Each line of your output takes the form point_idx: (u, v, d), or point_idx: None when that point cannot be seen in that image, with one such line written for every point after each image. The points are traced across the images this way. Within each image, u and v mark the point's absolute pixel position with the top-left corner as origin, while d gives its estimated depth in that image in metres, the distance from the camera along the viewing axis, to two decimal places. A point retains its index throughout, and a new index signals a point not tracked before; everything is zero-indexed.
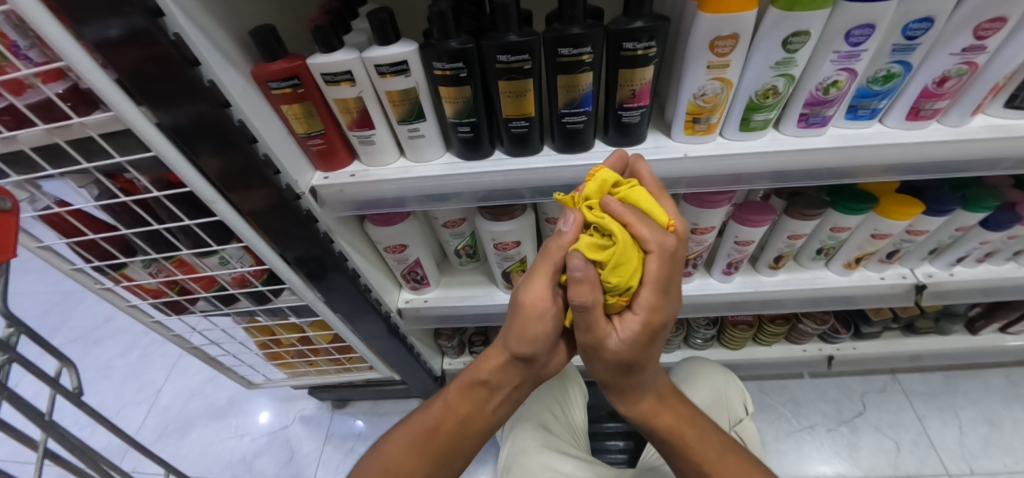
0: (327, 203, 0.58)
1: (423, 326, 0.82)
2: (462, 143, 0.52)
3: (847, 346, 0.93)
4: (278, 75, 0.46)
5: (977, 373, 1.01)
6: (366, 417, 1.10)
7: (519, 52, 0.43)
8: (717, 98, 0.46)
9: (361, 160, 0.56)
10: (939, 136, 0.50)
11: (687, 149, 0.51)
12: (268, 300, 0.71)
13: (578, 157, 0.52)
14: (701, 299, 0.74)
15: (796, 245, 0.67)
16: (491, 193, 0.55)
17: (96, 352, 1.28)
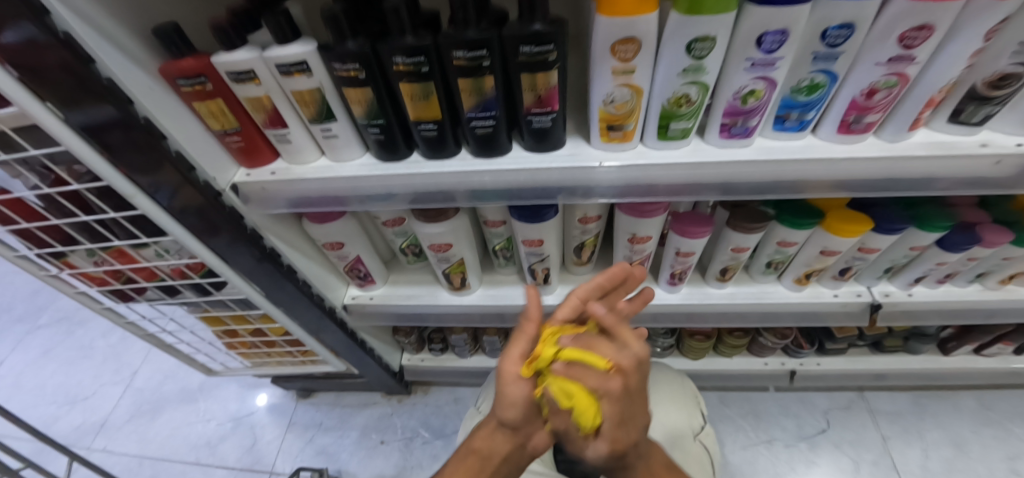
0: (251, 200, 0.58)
1: (371, 323, 0.82)
2: (376, 144, 0.51)
3: (810, 360, 0.90)
4: (185, 72, 0.46)
5: (950, 394, 0.96)
6: (328, 408, 1.11)
7: (415, 54, 0.42)
8: (629, 106, 0.44)
9: (282, 159, 0.55)
10: (873, 151, 0.47)
11: (605, 158, 0.49)
12: (211, 292, 0.72)
13: (495, 162, 0.51)
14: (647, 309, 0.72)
15: (741, 258, 0.65)
16: (411, 196, 0.54)
17: (80, 333, 1.33)
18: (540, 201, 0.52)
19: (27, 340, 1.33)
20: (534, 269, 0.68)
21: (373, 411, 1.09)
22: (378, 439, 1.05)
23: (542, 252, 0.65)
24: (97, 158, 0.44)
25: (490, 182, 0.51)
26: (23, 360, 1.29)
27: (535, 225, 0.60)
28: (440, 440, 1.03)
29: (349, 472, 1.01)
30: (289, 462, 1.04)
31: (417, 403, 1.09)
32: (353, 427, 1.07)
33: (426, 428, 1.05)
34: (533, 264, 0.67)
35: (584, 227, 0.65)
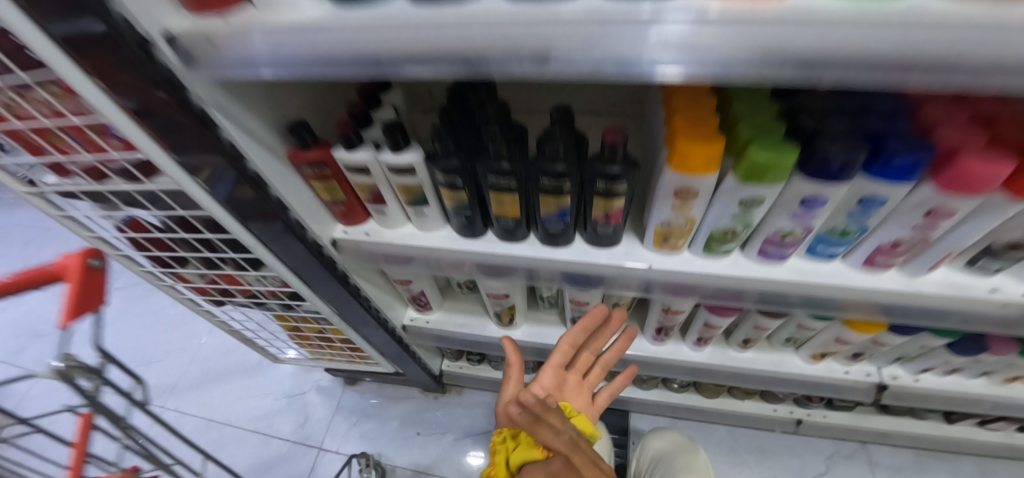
0: (345, 248, 0.67)
1: (422, 340, 0.94)
2: (461, 224, 0.60)
3: (817, 414, 0.97)
4: (315, 159, 0.55)
5: (950, 456, 1.03)
6: (371, 396, 1.25)
7: (505, 176, 0.50)
8: (683, 229, 0.52)
9: (375, 221, 0.65)
10: (899, 285, 0.53)
11: (653, 262, 0.57)
12: (293, 307, 0.83)
13: (555, 251, 0.59)
14: (668, 361, 0.82)
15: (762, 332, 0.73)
16: (480, 266, 0.64)
17: (152, 299, 1.50)
18: (590, 287, 0.62)
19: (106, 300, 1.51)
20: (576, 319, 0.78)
21: (411, 403, 1.23)
22: (415, 430, 1.19)
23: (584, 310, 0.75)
24: (193, 188, 0.46)
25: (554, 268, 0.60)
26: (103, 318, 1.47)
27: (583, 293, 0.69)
28: (469, 439, 1.17)
29: (388, 457, 1.16)
30: (336, 441, 1.19)
31: (450, 403, 1.22)
32: (393, 416, 1.21)
33: (458, 426, 1.19)
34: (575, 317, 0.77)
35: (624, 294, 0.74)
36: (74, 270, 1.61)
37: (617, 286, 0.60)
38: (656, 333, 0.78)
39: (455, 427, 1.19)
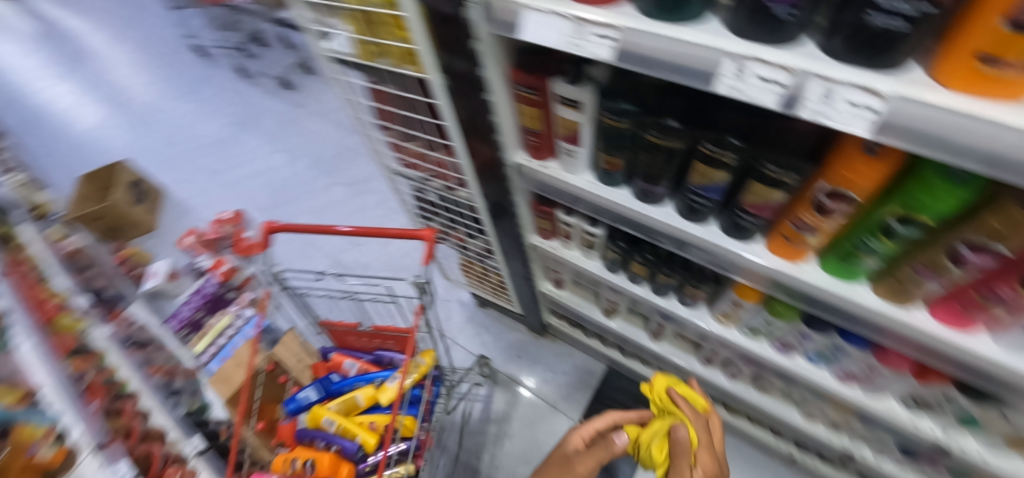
0: (537, 250, 0.98)
1: (548, 301, 1.21)
2: (640, 191, 0.65)
3: (810, 459, 1.14)
4: (546, 210, 0.84)
5: None
6: (485, 312, 1.51)
7: (726, 152, 0.51)
8: (823, 226, 0.51)
9: (559, 163, 0.70)
10: (982, 351, 0.50)
11: (787, 270, 0.59)
12: (457, 207, 0.94)
13: (657, 299, 0.87)
14: (709, 382, 1.06)
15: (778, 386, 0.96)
16: (645, 228, 0.68)
17: (344, 173, 1.91)
18: (734, 275, 0.64)
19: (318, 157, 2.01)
20: (727, 310, 0.79)
21: (515, 331, 1.47)
22: (513, 352, 1.44)
23: (741, 307, 0.75)
24: (419, 22, 0.55)
25: (722, 256, 0.63)
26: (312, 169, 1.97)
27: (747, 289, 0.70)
28: (552, 374, 1.40)
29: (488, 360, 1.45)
30: (452, 334, 1.48)
31: (545, 343, 1.45)
32: (497, 335, 1.47)
33: (546, 362, 1.42)
34: (724, 311, 0.80)
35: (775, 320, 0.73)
36: (285, 142, 2.09)
37: (781, 289, 0.61)
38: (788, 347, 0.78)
39: (545, 363, 1.43)
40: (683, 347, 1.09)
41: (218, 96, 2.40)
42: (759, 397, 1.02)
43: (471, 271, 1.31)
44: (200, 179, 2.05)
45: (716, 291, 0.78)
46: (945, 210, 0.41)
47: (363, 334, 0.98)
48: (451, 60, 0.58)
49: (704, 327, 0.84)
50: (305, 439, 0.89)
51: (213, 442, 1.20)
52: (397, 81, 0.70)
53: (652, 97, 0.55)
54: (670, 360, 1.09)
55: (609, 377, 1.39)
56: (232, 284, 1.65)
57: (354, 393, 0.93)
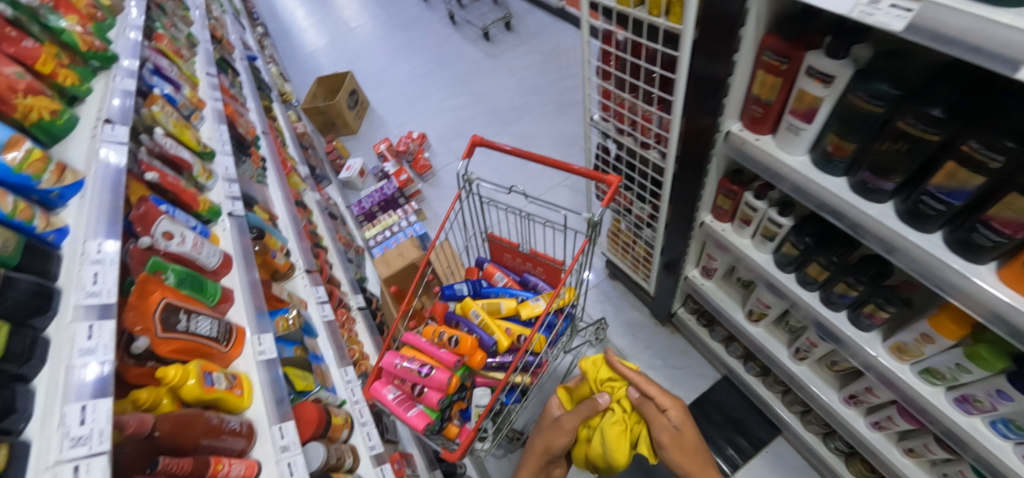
0: (704, 228, 1.00)
1: (688, 287, 1.23)
2: (862, 183, 0.64)
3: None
4: (734, 189, 0.87)
5: None
6: (613, 285, 1.58)
7: (992, 151, 0.48)
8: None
9: (776, 138, 0.72)
10: None
11: (1017, 304, 0.51)
12: (643, 165, 1.00)
13: (823, 309, 0.85)
14: (841, 420, 1.00)
15: (931, 454, 0.86)
16: (850, 223, 0.67)
17: (517, 125, 2.09)
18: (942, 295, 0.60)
19: (496, 105, 2.21)
20: (908, 342, 0.74)
21: (637, 311, 1.51)
22: (627, 328, 1.49)
23: (928, 342, 0.70)
24: None
25: (936, 271, 0.59)
26: (490, 114, 2.18)
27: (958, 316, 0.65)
28: (660, 361, 1.43)
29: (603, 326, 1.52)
30: None
31: (663, 331, 1.47)
32: (617, 309, 1.53)
33: (658, 349, 1.45)
34: (902, 341, 0.75)
35: (967, 367, 0.67)
36: (472, 86, 2.33)
37: (998, 326, 0.54)
38: (969, 404, 0.71)
39: (656, 349, 1.45)
40: (824, 375, 1.03)
41: (426, 36, 2.75)
42: (903, 460, 0.93)
43: (618, 239, 1.38)
44: (397, 101, 2.40)
45: (900, 318, 0.74)
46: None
47: (519, 254, 1.10)
48: (710, 17, 0.63)
49: (869, 351, 0.81)
50: (452, 321, 1.05)
51: (369, 307, 1.46)
52: (641, 33, 0.77)
53: (921, 85, 0.54)
54: (803, 383, 1.04)
55: (719, 387, 1.37)
56: (404, 192, 1.89)
57: (500, 300, 1.07)
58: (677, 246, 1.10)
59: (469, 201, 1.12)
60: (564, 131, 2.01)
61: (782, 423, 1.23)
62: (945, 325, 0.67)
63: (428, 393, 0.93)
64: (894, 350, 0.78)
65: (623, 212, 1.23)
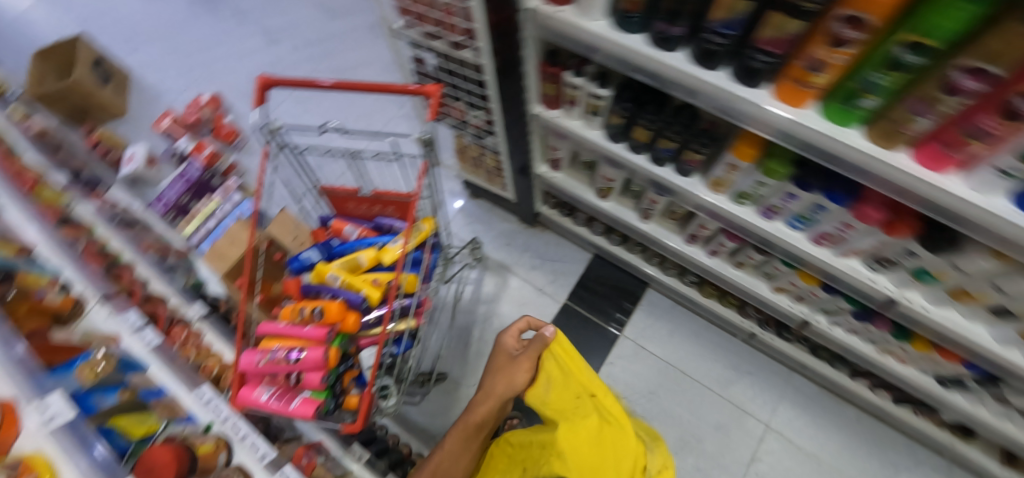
0: (538, 120, 0.99)
1: (543, 186, 1.27)
2: (659, 35, 0.65)
3: (770, 336, 1.25)
4: (553, 72, 0.85)
5: (929, 418, 1.19)
6: (479, 203, 1.55)
7: None
8: (837, 62, 0.54)
9: (575, 8, 0.70)
10: (951, 189, 0.58)
11: (796, 118, 0.62)
12: (463, 67, 0.93)
13: (654, 169, 0.91)
14: (690, 258, 1.14)
15: (753, 261, 1.04)
16: (658, 78, 0.69)
17: (332, 59, 1.81)
18: (741, 123, 0.67)
19: (297, 41, 1.87)
20: (718, 178, 0.83)
21: (508, 222, 1.53)
22: (504, 241, 1.51)
23: (735, 172, 0.80)
24: None
25: (735, 104, 0.65)
26: (293, 54, 1.84)
27: (749, 143, 0.74)
28: (539, 260, 1.49)
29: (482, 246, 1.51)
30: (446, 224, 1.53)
31: (533, 232, 1.52)
32: (491, 226, 1.53)
33: (535, 250, 1.50)
34: (715, 177, 0.84)
35: (762, 185, 0.78)
36: (262, 25, 1.93)
37: (788, 141, 0.65)
38: (766, 211, 0.84)
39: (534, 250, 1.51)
40: (668, 226, 1.15)
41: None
42: (735, 273, 1.11)
43: (467, 156, 1.32)
44: (168, 63, 1.89)
45: (712, 156, 0.82)
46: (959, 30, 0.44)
47: (363, 200, 1.00)
48: None
49: (696, 193, 0.90)
50: (311, 293, 0.95)
51: (217, 311, 1.22)
52: None
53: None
54: (656, 237, 1.15)
55: (593, 265, 1.47)
56: (216, 170, 1.56)
57: (357, 254, 0.98)
58: (518, 143, 1.08)
59: (285, 156, 0.94)
60: (384, 56, 1.80)
61: (648, 277, 1.40)
62: (742, 150, 0.75)
63: (307, 377, 0.84)
64: (712, 187, 0.87)
65: (460, 126, 1.16)
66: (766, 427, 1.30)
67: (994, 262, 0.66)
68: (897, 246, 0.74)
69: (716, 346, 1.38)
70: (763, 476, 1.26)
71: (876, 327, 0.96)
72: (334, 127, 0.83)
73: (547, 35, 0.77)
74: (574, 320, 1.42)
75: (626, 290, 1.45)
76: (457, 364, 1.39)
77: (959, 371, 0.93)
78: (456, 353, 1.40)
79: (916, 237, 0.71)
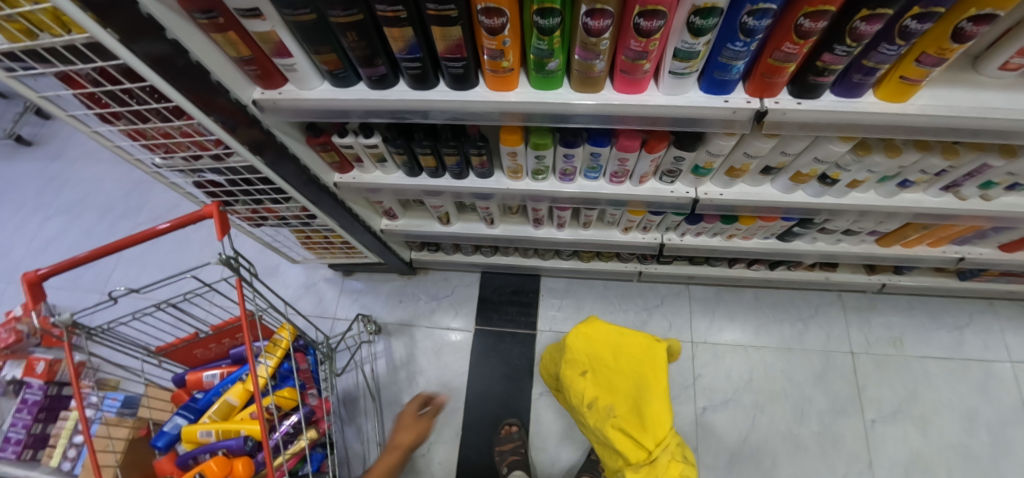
0: (341, 186, 1.01)
1: (396, 237, 1.28)
2: (371, 78, 0.69)
3: (654, 266, 1.37)
4: (323, 142, 0.87)
5: (799, 269, 1.35)
6: (357, 277, 1.53)
7: (394, 6, 0.56)
8: (505, 46, 0.60)
9: (291, 83, 0.73)
10: (650, 100, 0.68)
11: (509, 100, 0.69)
12: (240, 173, 0.91)
13: (461, 183, 0.96)
14: (548, 239, 1.19)
15: (594, 217, 1.11)
16: (396, 112, 0.73)
17: (147, 206, 1.68)
18: (483, 122, 0.74)
19: (100, 204, 1.70)
20: (511, 168, 0.90)
21: (392, 281, 1.52)
22: (396, 299, 1.50)
23: (516, 160, 0.86)
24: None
25: (459, 106, 0.71)
26: (100, 218, 1.67)
27: (507, 132, 0.80)
28: (436, 301, 1.49)
29: (378, 315, 1.47)
30: (334, 311, 1.48)
31: (419, 278, 1.52)
32: (378, 292, 1.51)
33: (428, 294, 1.50)
34: (508, 169, 0.90)
35: (541, 159, 0.85)
36: (57, 203, 1.71)
37: (518, 119, 0.73)
38: (563, 176, 0.92)
39: (428, 294, 1.50)
40: (516, 219, 1.21)
41: None
42: (588, 233, 1.19)
43: (313, 243, 1.28)
44: None
45: (492, 153, 0.87)
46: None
47: (207, 340, 0.94)
48: (101, 16, 0.51)
49: (506, 186, 0.96)
50: (189, 461, 0.86)
51: None
52: (78, 58, 0.62)
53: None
54: (512, 233, 1.20)
55: (485, 281, 1.51)
56: (62, 379, 1.38)
57: (224, 397, 0.92)
58: (338, 215, 1.08)
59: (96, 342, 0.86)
60: None
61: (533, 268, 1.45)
62: (505, 139, 0.82)
63: None
64: (513, 176, 0.94)
65: (282, 222, 1.14)
66: (692, 344, 1.41)
67: (731, 138, 0.76)
68: (667, 155, 0.84)
69: (619, 296, 1.47)
70: (711, 387, 1.36)
71: (709, 223, 1.07)
72: (128, 290, 0.80)
73: (288, 117, 0.79)
74: (492, 339, 1.44)
75: (524, 289, 1.50)
76: None
77: (782, 224, 1.06)
78: (397, 429, 1.35)
79: (671, 144, 0.80)
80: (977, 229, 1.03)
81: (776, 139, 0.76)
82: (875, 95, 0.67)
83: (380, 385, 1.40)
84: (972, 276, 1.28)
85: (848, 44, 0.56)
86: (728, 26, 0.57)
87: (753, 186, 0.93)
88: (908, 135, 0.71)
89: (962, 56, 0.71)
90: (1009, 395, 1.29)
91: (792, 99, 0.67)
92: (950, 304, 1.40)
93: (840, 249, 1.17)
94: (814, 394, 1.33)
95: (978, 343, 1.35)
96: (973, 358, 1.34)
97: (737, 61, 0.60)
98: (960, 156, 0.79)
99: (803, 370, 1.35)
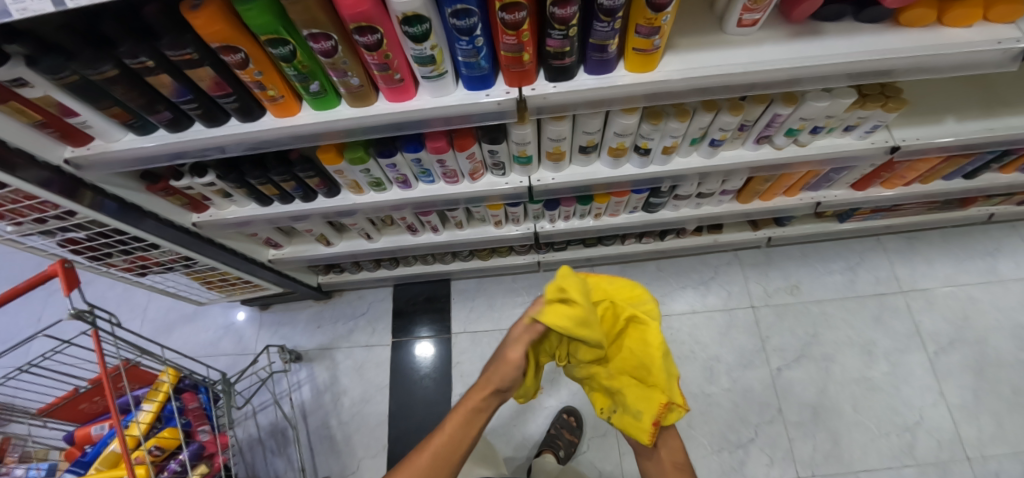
0: (204, 225, 1.05)
1: (291, 265, 1.32)
2: (163, 122, 0.73)
3: (550, 254, 1.41)
4: (162, 187, 0.91)
5: (688, 236, 1.40)
6: (274, 309, 1.56)
7: (137, 56, 0.59)
8: (260, 78, 0.65)
9: (97, 138, 0.76)
10: (423, 105, 0.72)
11: (296, 123, 0.74)
12: (91, 229, 0.93)
13: (313, 204, 1.01)
14: (428, 244, 1.24)
15: (462, 217, 1.16)
16: (202, 151, 0.77)
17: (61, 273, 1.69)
18: (283, 148, 0.78)
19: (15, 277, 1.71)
20: (349, 183, 0.94)
21: (309, 307, 1.55)
22: (315, 325, 1.53)
23: (346, 176, 0.90)
24: None
25: (258, 137, 0.75)
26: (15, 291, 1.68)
27: (324, 151, 0.84)
28: (353, 320, 1.52)
29: (297, 343, 1.50)
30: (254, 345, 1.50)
31: (335, 301, 1.56)
32: (297, 321, 1.54)
33: (345, 315, 1.53)
34: (347, 184, 0.94)
35: (368, 171, 0.89)
36: None
37: (318, 141, 0.76)
38: (402, 184, 0.96)
39: (345, 315, 1.54)
40: (398, 230, 1.26)
41: None
42: (467, 233, 1.23)
43: (211, 284, 1.31)
44: None
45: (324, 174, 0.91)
46: (272, 18, 0.55)
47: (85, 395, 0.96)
48: None
49: (355, 202, 1.00)
50: None
51: None
52: None
53: (48, 36, 0.58)
54: (396, 243, 1.24)
55: (399, 293, 1.55)
56: None
57: (109, 447, 0.94)
58: (213, 252, 1.11)
59: None
60: None
61: (440, 274, 1.50)
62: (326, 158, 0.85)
63: None
64: (357, 191, 0.98)
65: (164, 267, 1.16)
66: None
67: (525, 126, 0.80)
68: (483, 150, 0.88)
69: (528, 287, 1.51)
70: None
71: (568, 206, 1.12)
72: None
73: (110, 171, 0.82)
74: (409, 347, 1.47)
75: (437, 295, 1.54)
76: (332, 460, 1.36)
77: (636, 197, 1.11)
78: (325, 448, 1.37)
79: (479, 140, 0.84)
80: (819, 173, 1.08)
81: (568, 120, 0.80)
82: (626, 67, 0.71)
83: (304, 411, 1.42)
84: (849, 217, 1.32)
85: (558, 27, 0.60)
86: (449, 28, 0.60)
87: (585, 166, 0.98)
88: (678, 99, 0.75)
89: (711, 20, 0.76)
90: (903, 323, 1.34)
91: (550, 83, 0.72)
92: (840, 246, 1.46)
93: (707, 211, 1.22)
94: (721, 352, 1.36)
95: (870, 278, 1.40)
96: (867, 294, 1.39)
97: (474, 58, 0.64)
98: (748, 110, 0.83)
99: (708, 331, 1.39)
